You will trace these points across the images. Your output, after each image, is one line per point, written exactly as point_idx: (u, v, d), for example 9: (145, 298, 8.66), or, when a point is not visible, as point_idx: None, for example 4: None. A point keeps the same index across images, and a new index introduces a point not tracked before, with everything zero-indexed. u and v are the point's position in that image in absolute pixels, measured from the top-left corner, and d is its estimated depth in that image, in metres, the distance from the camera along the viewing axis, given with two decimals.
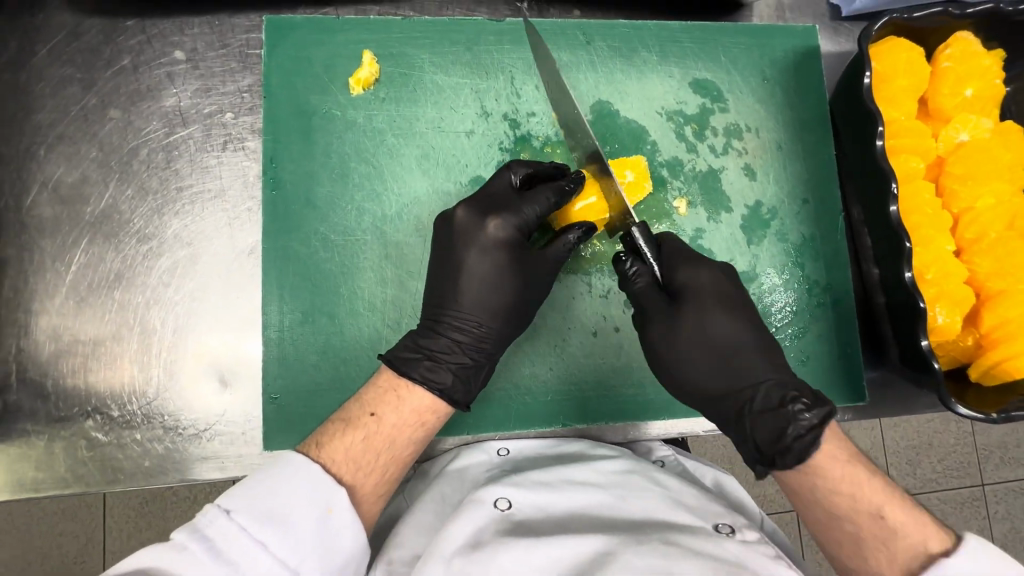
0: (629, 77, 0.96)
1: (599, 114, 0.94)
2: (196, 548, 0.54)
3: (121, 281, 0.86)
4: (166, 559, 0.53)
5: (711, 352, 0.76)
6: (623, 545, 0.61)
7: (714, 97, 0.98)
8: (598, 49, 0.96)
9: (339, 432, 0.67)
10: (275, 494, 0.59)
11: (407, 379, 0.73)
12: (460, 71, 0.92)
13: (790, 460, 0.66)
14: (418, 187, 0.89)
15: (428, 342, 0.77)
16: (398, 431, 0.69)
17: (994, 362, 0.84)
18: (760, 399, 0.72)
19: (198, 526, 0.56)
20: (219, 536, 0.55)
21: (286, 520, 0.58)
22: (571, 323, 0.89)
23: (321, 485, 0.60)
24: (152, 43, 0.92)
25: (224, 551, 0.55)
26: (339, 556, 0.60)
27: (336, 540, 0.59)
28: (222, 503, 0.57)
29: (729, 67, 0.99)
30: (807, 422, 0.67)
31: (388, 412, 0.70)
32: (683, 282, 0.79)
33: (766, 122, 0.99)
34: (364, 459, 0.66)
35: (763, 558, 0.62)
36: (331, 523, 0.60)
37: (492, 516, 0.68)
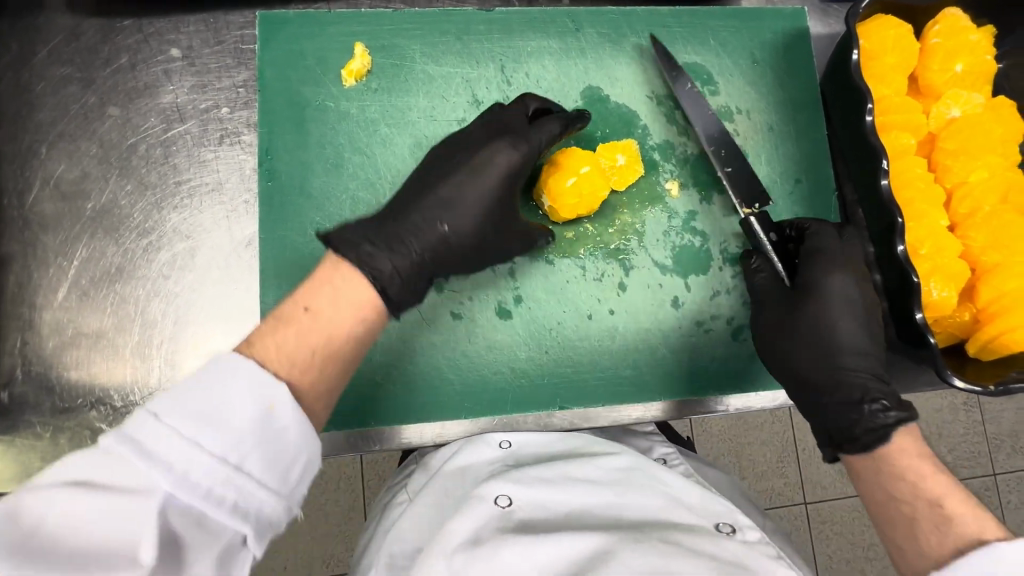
0: (618, 62, 0.97)
1: (589, 100, 0.95)
2: (124, 450, 0.51)
3: (122, 274, 0.88)
4: (96, 466, 0.51)
5: (813, 342, 0.81)
6: (621, 543, 0.62)
7: (704, 80, 0.98)
8: (588, 35, 0.97)
9: (272, 328, 0.63)
10: (206, 394, 0.55)
11: (340, 272, 0.68)
12: (451, 61, 0.93)
13: (854, 448, 0.74)
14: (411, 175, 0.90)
15: (373, 237, 0.73)
16: (333, 326, 0.64)
17: (990, 337, 0.84)
18: (845, 391, 0.78)
19: (123, 430, 0.52)
20: (147, 437, 0.52)
21: (221, 421, 0.54)
22: (565, 307, 0.90)
23: (256, 379, 0.57)
24: (149, 41, 0.93)
25: (153, 451, 0.52)
26: (285, 451, 0.57)
27: (281, 434, 0.57)
28: (151, 408, 0.54)
29: (719, 50, 0.99)
30: (884, 421, 0.73)
31: (323, 305, 0.65)
32: (812, 287, 0.82)
33: (757, 103, 0.99)
34: (299, 352, 0.62)
35: (764, 557, 0.64)
36: (272, 417, 0.57)
37: (493, 512, 0.68)
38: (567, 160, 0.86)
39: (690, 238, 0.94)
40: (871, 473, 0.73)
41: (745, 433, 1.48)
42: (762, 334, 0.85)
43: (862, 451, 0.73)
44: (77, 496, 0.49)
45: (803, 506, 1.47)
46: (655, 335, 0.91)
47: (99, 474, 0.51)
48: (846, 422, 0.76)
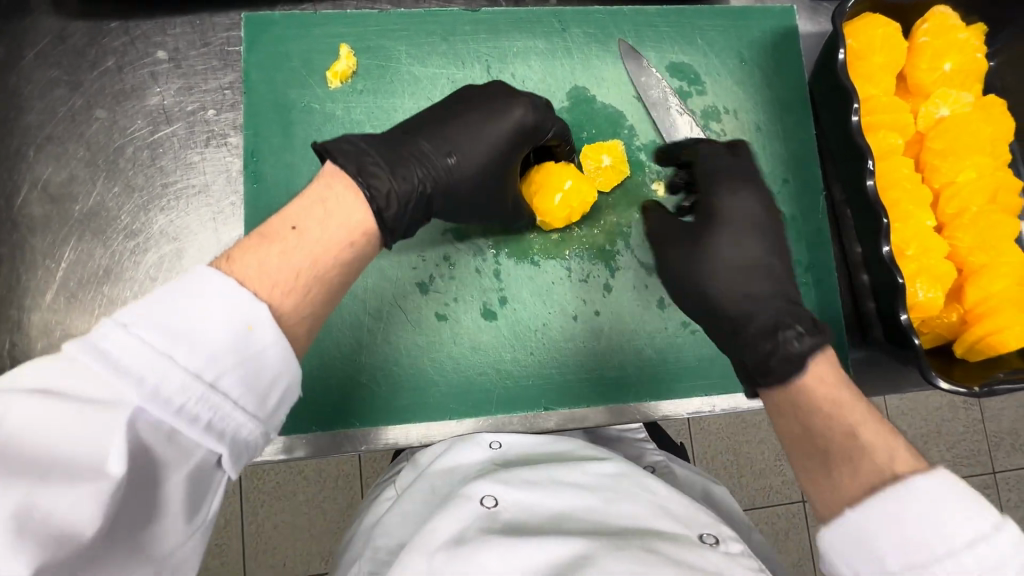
0: (605, 61, 0.96)
1: (575, 100, 0.95)
2: (87, 358, 0.44)
3: (110, 276, 0.88)
4: (54, 373, 0.44)
5: (732, 271, 0.77)
6: (602, 550, 0.60)
7: (691, 80, 0.98)
8: (575, 35, 0.97)
9: (254, 244, 0.56)
10: (181, 304, 0.48)
11: (339, 187, 0.64)
12: (437, 62, 0.93)
13: (771, 379, 0.66)
14: None
15: (377, 155, 0.70)
16: (325, 244, 0.59)
17: (978, 337, 0.83)
18: (758, 322, 0.73)
19: (86, 338, 0.45)
20: (114, 347, 0.45)
21: (197, 335, 0.47)
22: (551, 308, 0.90)
23: (234, 298, 0.50)
24: (136, 44, 0.94)
25: (120, 361, 0.44)
26: (268, 373, 0.51)
27: (260, 358, 0.50)
28: (119, 315, 0.46)
29: (706, 49, 0.99)
30: (797, 348, 0.67)
31: (313, 225, 0.59)
32: (724, 211, 0.80)
33: (745, 103, 0.98)
34: (284, 271, 0.56)
35: (744, 569, 0.62)
36: (251, 340, 0.50)
37: (478, 512, 0.68)
38: (553, 176, 0.85)
39: None
40: (790, 407, 0.65)
41: (742, 432, 1.48)
42: (679, 269, 0.81)
43: (781, 383, 0.66)
44: (30, 404, 0.41)
45: (800, 505, 1.47)
46: (641, 336, 0.91)
47: (58, 381, 0.43)
48: (762, 353, 0.69)
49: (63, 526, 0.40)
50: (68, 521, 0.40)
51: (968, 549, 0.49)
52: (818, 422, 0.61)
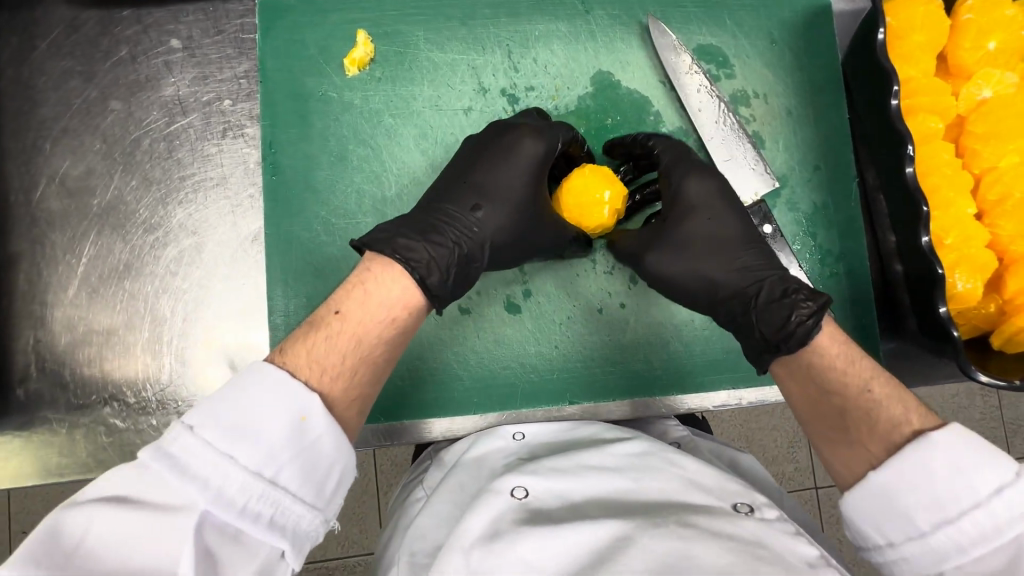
0: (629, 45, 0.93)
1: (599, 86, 0.92)
2: (160, 465, 0.50)
3: (130, 271, 0.88)
4: (131, 480, 0.50)
5: (717, 248, 0.78)
6: (639, 529, 0.59)
7: (719, 62, 0.94)
8: (598, 17, 0.93)
9: (302, 336, 0.62)
10: (238, 408, 0.54)
11: (374, 272, 0.68)
12: (456, 47, 0.90)
13: (794, 343, 0.67)
14: (417, 167, 0.87)
15: (404, 228, 0.73)
16: (365, 326, 0.64)
17: (1017, 329, 0.81)
18: (763, 292, 0.74)
19: (160, 445, 0.51)
20: (183, 453, 0.51)
21: (255, 434, 0.53)
22: (575, 300, 0.88)
23: (289, 390, 0.56)
24: (149, 32, 0.92)
25: (188, 467, 0.50)
26: (321, 462, 0.56)
27: (315, 449, 0.56)
28: (186, 420, 0.53)
29: (735, 30, 0.95)
30: (807, 308, 0.68)
31: (353, 308, 0.65)
32: (704, 194, 0.79)
33: (775, 87, 0.95)
34: (326, 355, 0.61)
35: (781, 535, 0.60)
36: (307, 430, 0.56)
37: (509, 505, 0.66)
38: (587, 189, 0.80)
39: None
40: (800, 369, 0.68)
41: (757, 420, 1.46)
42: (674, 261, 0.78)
43: (802, 344, 0.67)
44: (114, 514, 0.48)
45: (814, 491, 1.46)
46: (666, 328, 0.89)
47: (134, 491, 0.50)
48: (776, 323, 0.70)
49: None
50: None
51: (994, 498, 0.53)
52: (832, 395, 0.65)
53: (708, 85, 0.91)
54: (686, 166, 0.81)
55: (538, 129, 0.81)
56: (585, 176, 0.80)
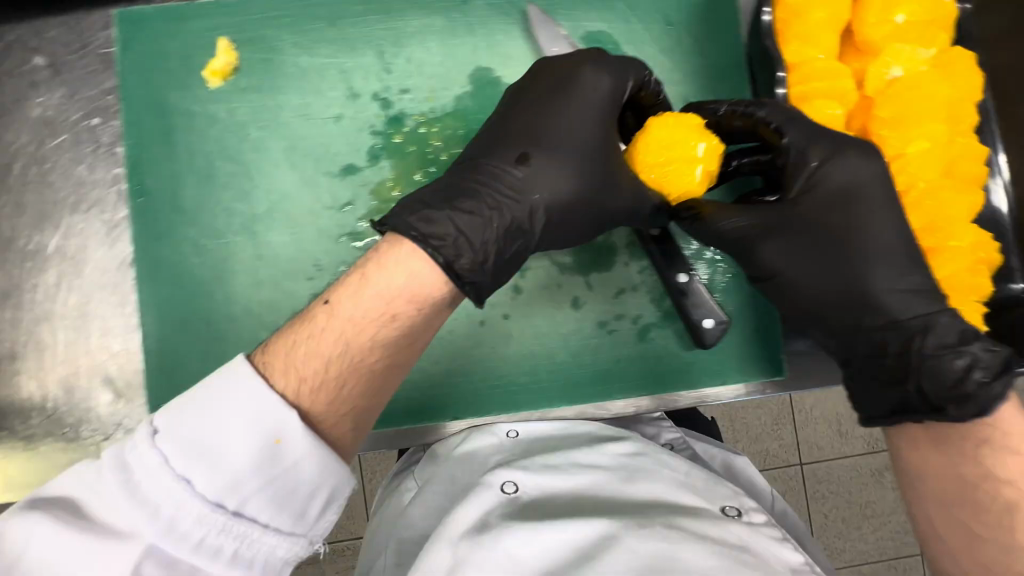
0: (512, 37, 0.87)
1: (479, 83, 0.86)
2: (120, 478, 0.51)
3: (10, 299, 0.87)
4: (86, 489, 0.52)
5: (844, 260, 0.69)
6: (624, 528, 0.58)
7: (610, 51, 0.87)
8: (477, 8, 0.87)
9: (295, 327, 0.59)
10: (208, 418, 0.53)
11: (379, 257, 0.62)
12: (325, 50, 0.85)
13: (969, 410, 0.59)
14: (287, 182, 0.84)
15: (434, 200, 0.67)
16: (331, 333, 0.58)
17: None
18: (936, 333, 0.64)
19: (123, 452, 0.52)
20: (139, 465, 0.51)
21: (220, 454, 0.52)
22: (456, 312, 0.86)
23: (257, 399, 0.53)
24: (12, 50, 0.88)
25: (140, 488, 0.51)
26: (300, 488, 0.54)
27: (291, 475, 0.54)
28: (154, 423, 0.53)
29: (628, 14, 0.88)
30: (985, 362, 0.61)
31: (345, 302, 0.60)
32: (841, 189, 0.69)
33: (671, 75, 0.88)
34: (308, 360, 0.57)
35: (767, 540, 0.62)
36: (281, 453, 0.53)
37: (499, 499, 0.65)
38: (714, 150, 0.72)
39: None
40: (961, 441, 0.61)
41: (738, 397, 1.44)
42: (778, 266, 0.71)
43: (980, 414, 0.59)
44: (64, 528, 0.49)
45: (798, 467, 1.44)
46: (553, 338, 0.86)
47: (95, 507, 0.51)
48: (949, 378, 0.60)
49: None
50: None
51: None
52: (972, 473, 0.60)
53: None
54: (846, 148, 0.70)
55: (609, 67, 0.74)
56: (667, 127, 0.72)
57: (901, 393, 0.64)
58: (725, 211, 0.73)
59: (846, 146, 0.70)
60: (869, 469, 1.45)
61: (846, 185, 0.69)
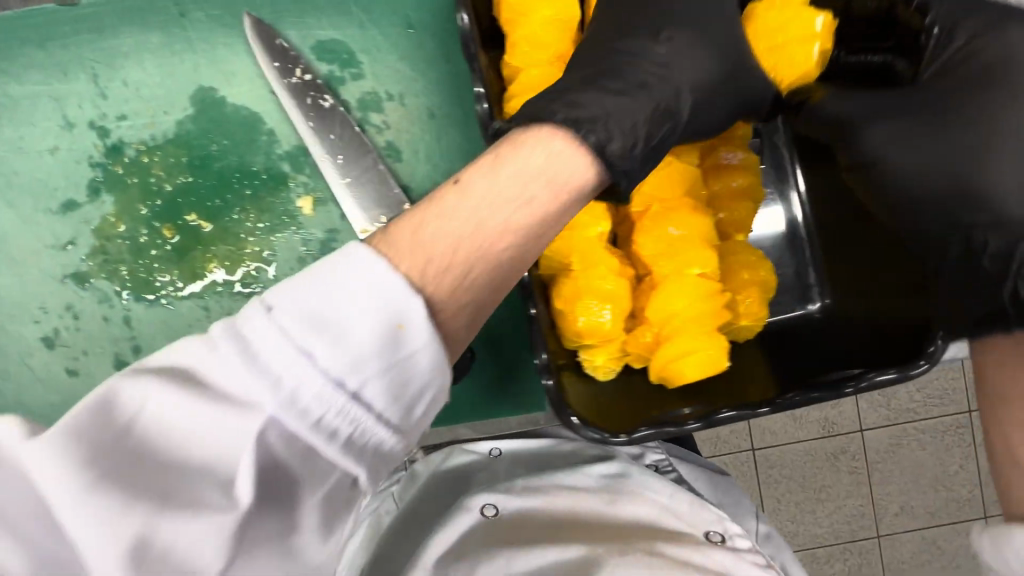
0: (235, 51, 0.79)
1: (201, 105, 0.79)
2: (231, 349, 0.36)
3: None
4: (197, 357, 0.36)
5: (951, 146, 0.62)
6: (607, 553, 0.62)
7: (344, 61, 0.79)
8: (196, 20, 0.79)
9: (413, 208, 0.44)
10: (331, 286, 0.37)
11: (525, 140, 0.49)
12: (36, 77, 0.80)
13: None
14: (5, 221, 0.80)
15: (575, 85, 0.59)
16: (493, 195, 0.44)
17: (662, 365, 0.71)
18: None
19: (234, 318, 0.36)
20: (256, 337, 0.35)
21: (334, 329, 0.36)
22: None
23: (362, 276, 0.37)
24: None
25: (260, 354, 0.35)
26: (411, 381, 0.38)
27: (396, 364, 0.37)
28: (267, 297, 0.37)
29: (363, 19, 0.79)
30: None
31: (474, 179, 0.45)
32: (998, 58, 0.62)
33: (413, 84, 0.79)
34: (414, 243, 0.41)
35: (750, 566, 0.66)
36: (405, 340, 0.37)
37: (479, 520, 0.71)
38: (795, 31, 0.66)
39: None
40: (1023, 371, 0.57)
41: None
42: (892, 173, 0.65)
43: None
44: (175, 397, 0.34)
45: (749, 452, 1.39)
46: None
47: (216, 378, 0.35)
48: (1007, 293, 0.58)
49: (180, 558, 0.34)
50: (189, 550, 0.34)
51: None
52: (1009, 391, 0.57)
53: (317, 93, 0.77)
54: (1012, 24, 0.64)
55: None
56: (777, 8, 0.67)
57: (994, 297, 0.59)
58: (838, 96, 0.68)
59: (1003, 21, 0.64)
60: (824, 452, 1.39)
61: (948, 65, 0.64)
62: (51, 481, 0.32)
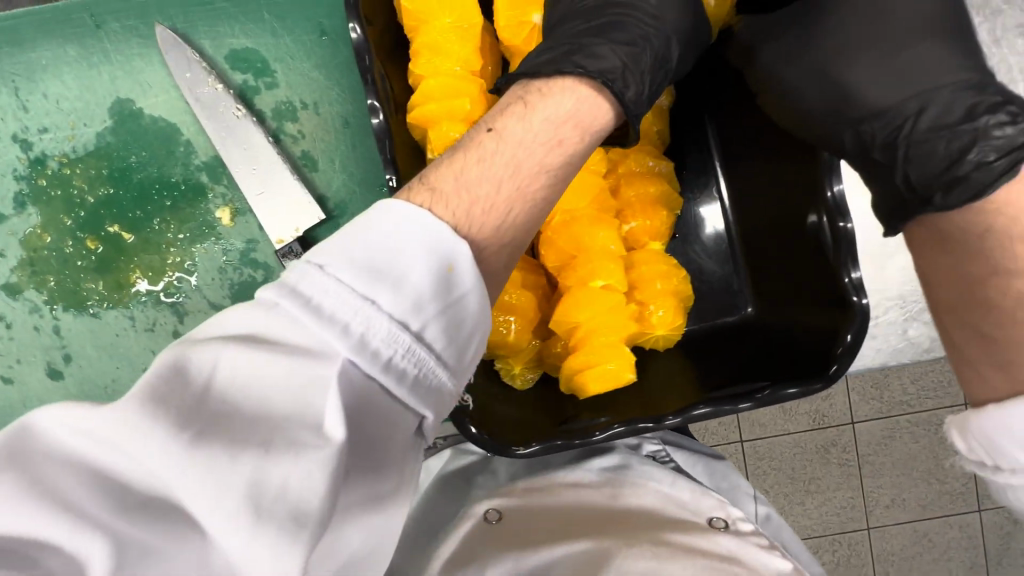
0: (150, 61, 0.79)
1: (119, 117, 0.80)
2: (291, 305, 0.37)
3: None
4: (257, 320, 0.37)
5: (835, 87, 0.64)
6: (615, 549, 0.64)
7: (258, 70, 0.79)
8: (111, 30, 0.79)
9: (448, 158, 0.46)
10: (386, 239, 0.39)
11: (540, 87, 0.52)
12: None
13: (962, 196, 0.54)
14: None
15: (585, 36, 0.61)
16: (525, 149, 0.47)
17: (573, 372, 0.71)
18: (934, 113, 0.58)
19: (286, 281, 0.37)
20: (316, 293, 0.37)
21: (397, 276, 0.39)
22: (118, 361, 0.83)
23: (418, 220, 0.40)
24: None
25: (324, 309, 0.37)
26: (462, 325, 0.41)
27: (458, 304, 0.41)
28: (313, 257, 0.38)
29: (275, 26, 0.79)
30: (998, 143, 0.54)
31: (510, 125, 0.48)
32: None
33: (327, 92, 0.79)
34: (491, 189, 0.45)
35: (754, 549, 0.65)
36: (453, 282, 0.40)
37: (484, 527, 0.72)
38: None
39: (251, 273, 0.81)
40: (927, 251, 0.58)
41: None
42: (822, 55, 0.65)
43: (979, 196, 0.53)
44: (250, 353, 0.35)
45: (741, 444, 1.26)
46: None
47: (279, 331, 0.37)
48: (941, 164, 0.56)
49: (294, 501, 0.34)
50: (302, 491, 0.34)
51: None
52: (973, 270, 0.54)
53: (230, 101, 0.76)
54: None
55: None
56: None
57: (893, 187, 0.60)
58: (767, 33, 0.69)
59: None
60: (815, 444, 1.27)
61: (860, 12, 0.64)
62: (137, 445, 0.33)
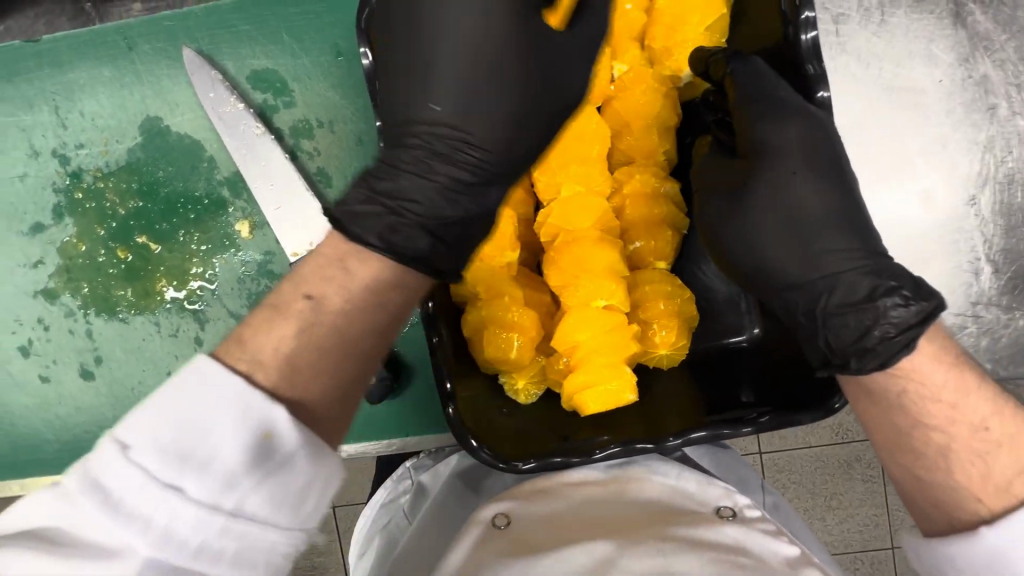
0: (176, 81, 0.84)
1: (149, 134, 0.85)
2: (87, 501, 0.39)
3: None
4: (63, 511, 0.40)
5: (775, 231, 0.59)
6: (620, 546, 0.57)
7: (277, 89, 0.82)
8: (143, 53, 0.84)
9: (265, 324, 0.47)
10: (190, 424, 0.41)
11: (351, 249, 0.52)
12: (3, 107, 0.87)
13: (868, 362, 0.50)
14: None
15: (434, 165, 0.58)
16: (346, 321, 0.50)
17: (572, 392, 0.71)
18: (841, 288, 0.55)
19: (91, 473, 0.40)
20: (116, 486, 0.40)
21: (203, 462, 0.41)
22: (145, 364, 0.87)
23: (232, 407, 0.42)
24: None
25: (123, 504, 0.40)
26: (291, 489, 0.43)
27: (282, 474, 0.43)
28: (118, 438, 0.41)
29: (296, 48, 0.82)
30: (898, 320, 0.50)
31: (329, 292, 0.49)
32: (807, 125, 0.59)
33: (343, 111, 0.82)
34: (312, 364, 0.47)
35: (760, 536, 0.61)
36: (273, 450, 0.43)
37: (491, 531, 0.66)
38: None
39: (267, 284, 0.85)
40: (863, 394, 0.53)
41: None
42: (740, 206, 0.61)
43: (881, 366, 0.50)
44: (44, 554, 0.38)
45: (759, 455, 1.24)
46: None
47: (81, 524, 0.40)
48: (851, 333, 0.52)
49: None
50: None
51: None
52: (900, 424, 0.50)
53: (251, 119, 0.79)
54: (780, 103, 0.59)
55: None
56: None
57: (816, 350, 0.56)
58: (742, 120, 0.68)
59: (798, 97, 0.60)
60: (836, 458, 1.23)
61: (792, 142, 0.59)
62: None
